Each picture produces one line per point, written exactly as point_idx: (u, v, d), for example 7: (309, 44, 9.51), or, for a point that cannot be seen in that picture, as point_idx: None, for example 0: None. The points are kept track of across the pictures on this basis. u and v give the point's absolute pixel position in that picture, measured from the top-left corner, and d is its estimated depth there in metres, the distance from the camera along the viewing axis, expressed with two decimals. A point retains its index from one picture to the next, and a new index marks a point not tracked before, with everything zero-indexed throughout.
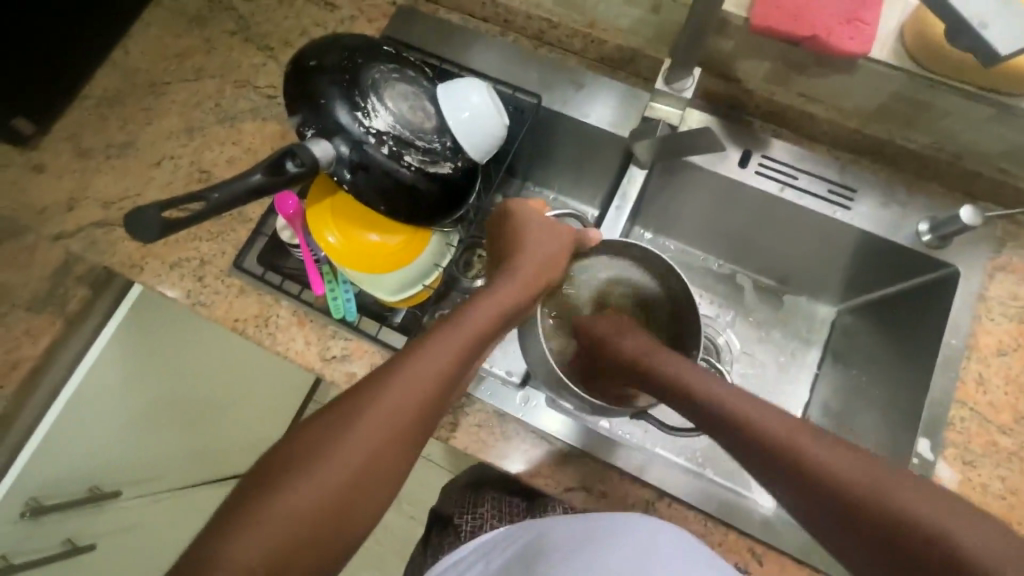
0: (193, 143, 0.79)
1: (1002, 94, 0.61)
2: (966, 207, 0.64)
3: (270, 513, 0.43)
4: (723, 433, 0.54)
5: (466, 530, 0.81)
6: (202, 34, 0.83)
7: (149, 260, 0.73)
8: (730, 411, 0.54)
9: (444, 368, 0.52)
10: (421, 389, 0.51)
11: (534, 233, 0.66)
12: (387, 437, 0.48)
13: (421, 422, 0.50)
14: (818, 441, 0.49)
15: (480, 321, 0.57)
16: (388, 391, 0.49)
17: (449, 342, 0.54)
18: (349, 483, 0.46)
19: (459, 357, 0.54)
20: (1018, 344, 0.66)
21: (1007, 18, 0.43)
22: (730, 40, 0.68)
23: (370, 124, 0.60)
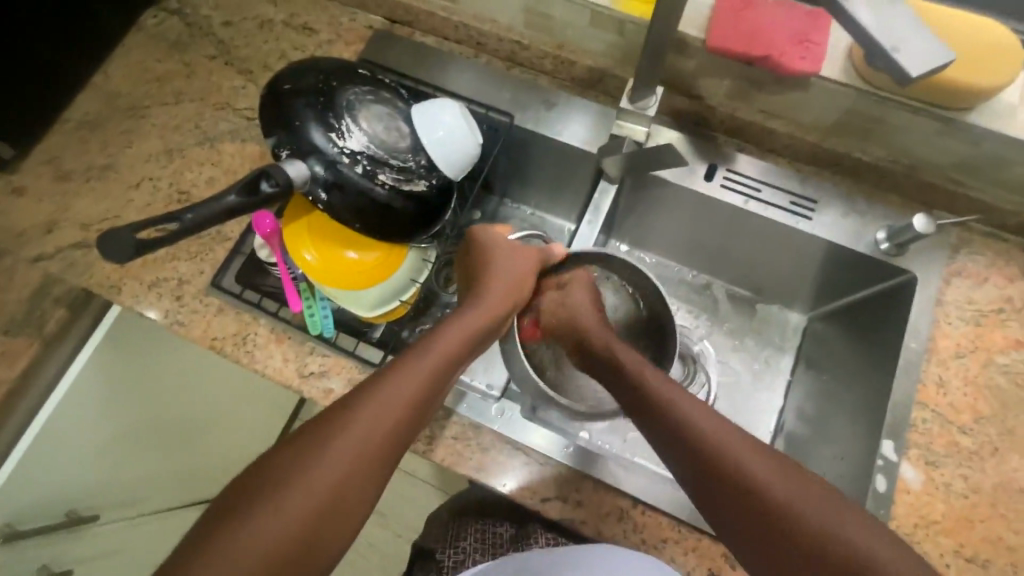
0: (172, 165, 0.80)
1: (944, 109, 0.65)
2: (919, 216, 0.67)
3: (235, 546, 0.44)
4: (672, 444, 0.54)
5: (449, 567, 0.78)
6: (182, 59, 0.85)
7: (127, 280, 0.74)
8: (681, 420, 0.54)
9: (413, 394, 0.53)
10: (391, 416, 0.52)
11: (500, 255, 0.68)
12: (355, 463, 0.49)
13: (391, 447, 0.51)
14: (754, 454, 0.52)
15: (450, 346, 0.58)
16: (359, 416, 0.51)
17: (418, 367, 0.55)
18: (314, 516, 0.47)
19: (431, 382, 0.55)
20: (975, 346, 0.68)
21: (919, 36, 0.41)
22: (691, 60, 0.71)
23: (344, 144, 0.62)
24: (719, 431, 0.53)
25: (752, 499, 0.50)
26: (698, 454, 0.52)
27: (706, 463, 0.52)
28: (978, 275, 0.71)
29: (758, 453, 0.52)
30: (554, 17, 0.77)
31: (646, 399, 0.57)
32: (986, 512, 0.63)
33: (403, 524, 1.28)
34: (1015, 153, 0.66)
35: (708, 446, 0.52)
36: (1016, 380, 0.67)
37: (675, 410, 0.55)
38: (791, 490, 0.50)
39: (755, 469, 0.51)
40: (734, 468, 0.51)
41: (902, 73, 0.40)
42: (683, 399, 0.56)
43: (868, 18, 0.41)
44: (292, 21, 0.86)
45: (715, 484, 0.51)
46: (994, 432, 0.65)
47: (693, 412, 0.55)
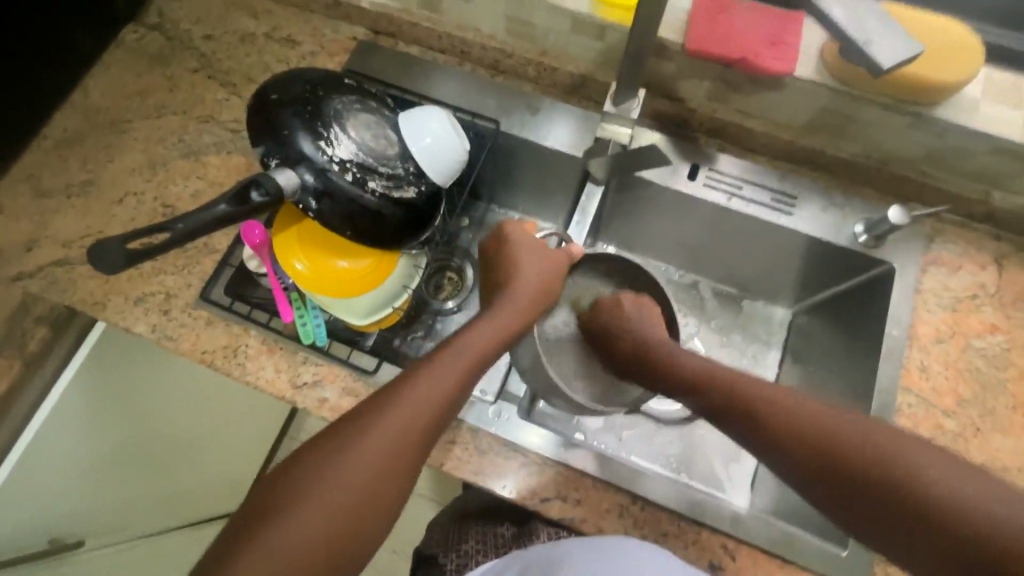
0: (156, 179, 0.79)
1: (913, 104, 0.68)
2: (895, 207, 0.70)
3: (269, 549, 0.43)
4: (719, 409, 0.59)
5: (452, 569, 0.78)
6: (164, 73, 0.85)
7: (112, 296, 0.72)
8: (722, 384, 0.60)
9: (443, 394, 0.53)
10: (420, 418, 0.51)
11: (525, 253, 0.67)
12: (384, 465, 0.49)
13: (418, 449, 0.51)
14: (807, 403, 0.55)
15: (480, 347, 0.58)
16: (388, 416, 0.50)
17: (450, 367, 0.55)
18: (342, 518, 0.46)
19: (460, 383, 0.54)
20: (953, 331, 0.71)
21: (886, 30, 0.43)
22: (670, 63, 0.73)
23: (333, 152, 0.62)
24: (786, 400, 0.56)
25: (815, 444, 0.52)
26: (742, 408, 0.57)
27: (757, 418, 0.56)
28: (953, 263, 0.74)
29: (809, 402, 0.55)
30: (536, 24, 0.79)
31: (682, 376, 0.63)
32: None
33: (399, 538, 1.26)
34: (981, 143, 0.69)
35: (773, 416, 0.55)
36: (993, 362, 0.69)
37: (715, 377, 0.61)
38: (850, 429, 0.51)
39: (808, 412, 0.54)
40: (785, 415, 0.55)
41: (874, 63, 0.42)
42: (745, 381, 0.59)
43: (838, 12, 0.43)
44: (275, 34, 0.87)
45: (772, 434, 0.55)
46: (976, 413, 0.68)
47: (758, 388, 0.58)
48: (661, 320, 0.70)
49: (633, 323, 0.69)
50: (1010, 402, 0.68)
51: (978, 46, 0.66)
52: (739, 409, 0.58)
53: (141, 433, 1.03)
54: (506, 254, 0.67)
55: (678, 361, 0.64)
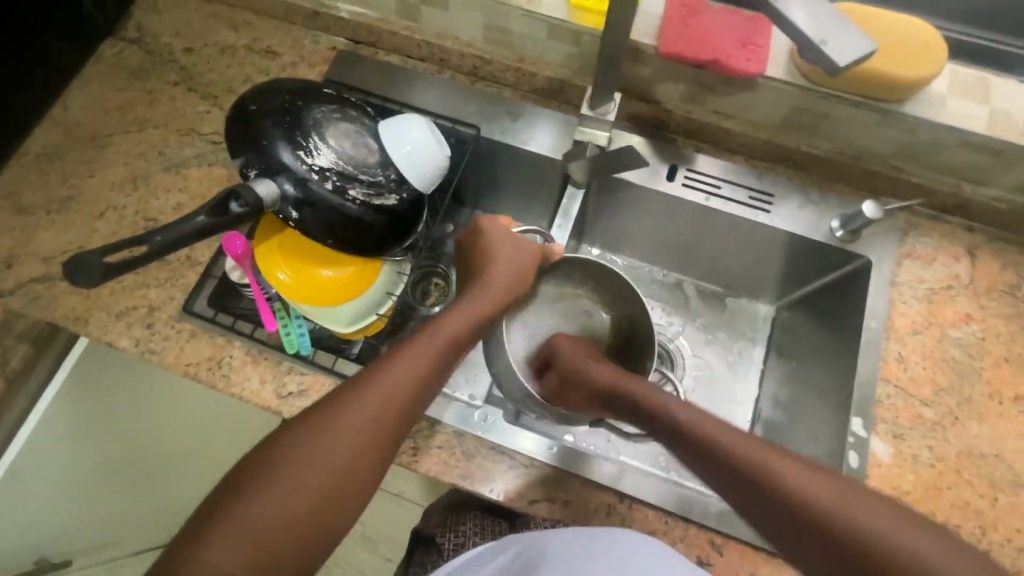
0: (137, 193, 0.79)
1: (882, 101, 0.70)
2: (868, 202, 0.71)
3: (247, 520, 0.46)
4: (695, 457, 0.56)
5: (449, 550, 0.78)
6: (144, 86, 0.85)
7: (95, 311, 0.72)
8: (699, 432, 0.56)
9: (417, 374, 0.55)
10: (395, 398, 0.53)
11: (502, 245, 0.68)
12: (361, 445, 0.51)
13: (394, 429, 0.53)
14: (788, 463, 0.52)
15: (452, 330, 0.60)
16: (363, 396, 0.53)
17: (424, 350, 0.57)
18: (317, 494, 0.49)
19: (433, 365, 0.57)
20: (929, 322, 0.72)
21: (841, 29, 0.44)
22: (645, 67, 0.74)
23: (313, 161, 0.62)
24: (822, 495, 0.50)
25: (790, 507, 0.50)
26: (719, 459, 0.54)
27: (733, 472, 0.53)
28: (927, 256, 0.75)
29: (788, 459, 0.52)
30: (512, 31, 0.80)
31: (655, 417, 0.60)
32: (953, 479, 0.66)
33: (392, 546, 1.26)
34: (949, 138, 0.70)
35: (806, 512, 0.49)
36: (969, 351, 0.71)
37: (690, 423, 0.57)
38: (825, 493, 0.50)
39: (784, 472, 0.51)
40: (762, 472, 0.52)
41: (831, 64, 0.43)
42: (780, 464, 0.52)
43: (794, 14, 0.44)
44: (255, 45, 0.87)
45: (747, 488, 0.52)
46: (954, 402, 0.69)
47: (794, 478, 0.51)
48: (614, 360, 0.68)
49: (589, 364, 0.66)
50: (986, 390, 0.69)
51: (942, 43, 0.67)
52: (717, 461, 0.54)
53: (127, 455, 1.02)
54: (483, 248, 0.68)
55: (687, 426, 0.57)
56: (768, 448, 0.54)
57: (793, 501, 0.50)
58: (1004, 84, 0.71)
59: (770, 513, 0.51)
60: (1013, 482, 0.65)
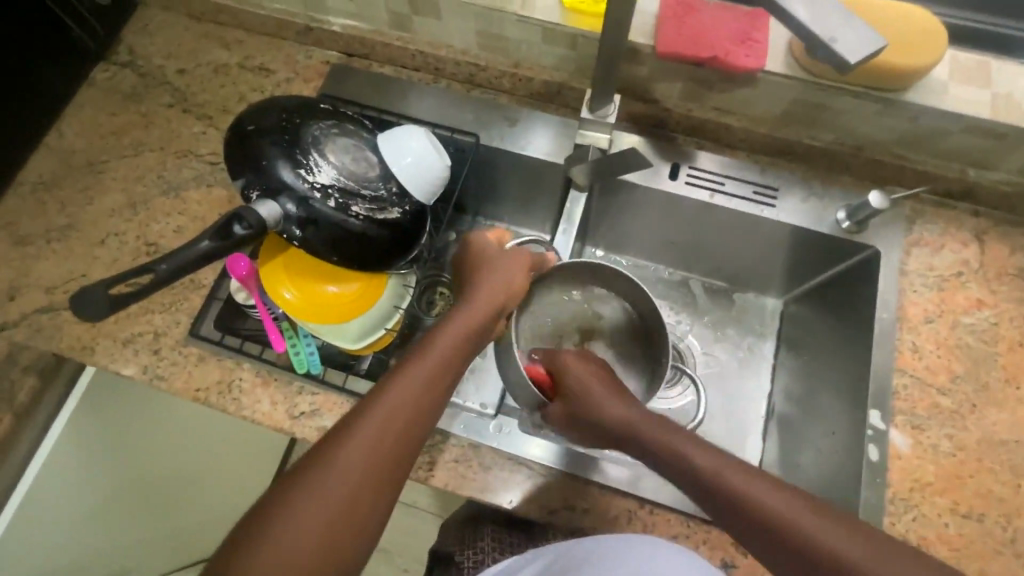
0: (137, 218, 0.78)
1: (883, 90, 0.69)
2: (874, 192, 0.71)
3: (269, 549, 0.45)
4: (711, 502, 0.53)
5: (469, 567, 0.79)
6: (139, 110, 0.84)
7: (101, 339, 0.71)
8: (718, 476, 0.53)
9: (426, 382, 0.55)
10: (407, 408, 0.53)
11: (491, 261, 0.67)
12: (377, 460, 0.50)
13: (409, 439, 0.52)
14: (812, 514, 0.49)
15: (456, 336, 0.59)
16: (377, 406, 0.52)
17: (430, 359, 0.56)
18: (338, 515, 0.47)
19: (440, 372, 0.56)
20: (941, 310, 0.72)
21: (851, 24, 0.43)
22: (642, 66, 0.74)
23: (314, 179, 0.62)
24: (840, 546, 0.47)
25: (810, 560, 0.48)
26: (737, 506, 0.51)
27: (749, 518, 0.51)
28: (935, 243, 0.75)
29: (811, 510, 0.50)
30: (507, 37, 0.79)
31: (668, 457, 0.56)
32: (975, 467, 0.65)
33: (408, 558, 1.25)
34: (952, 124, 0.70)
35: (813, 556, 0.48)
36: (983, 337, 0.70)
37: (706, 467, 0.54)
38: (847, 548, 0.47)
39: (806, 524, 0.49)
40: (782, 521, 0.49)
41: (840, 61, 0.42)
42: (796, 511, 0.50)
43: (801, 12, 0.42)
44: (248, 63, 0.87)
45: (764, 535, 0.50)
46: (971, 390, 0.68)
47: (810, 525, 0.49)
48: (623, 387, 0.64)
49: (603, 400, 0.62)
50: (1002, 375, 0.69)
51: (942, 30, 0.67)
52: (734, 507, 0.52)
53: (132, 485, 0.99)
54: (476, 260, 0.67)
55: (697, 462, 0.55)
56: (791, 496, 0.51)
57: (815, 554, 0.48)
58: (1004, 66, 0.70)
59: (776, 551, 0.50)
60: None
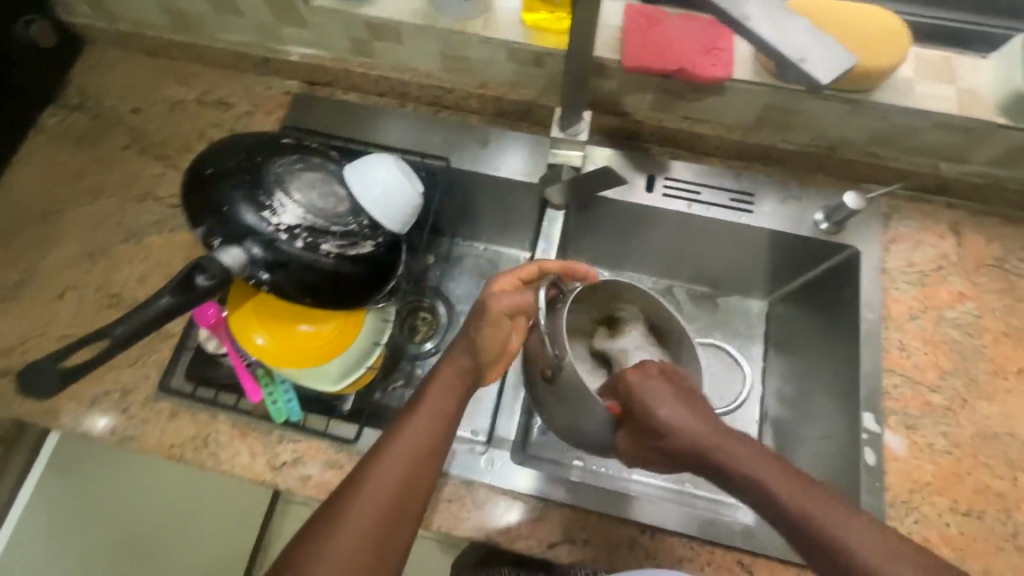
0: (97, 269, 0.75)
1: (850, 92, 0.69)
2: (851, 193, 0.70)
3: None
4: (790, 532, 0.50)
5: None
6: (93, 154, 0.81)
7: (64, 401, 0.68)
8: (797, 507, 0.49)
9: (435, 417, 0.57)
10: (417, 444, 0.55)
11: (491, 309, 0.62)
12: (392, 497, 0.51)
13: (421, 474, 0.54)
14: (883, 546, 0.47)
15: (467, 371, 0.61)
16: (388, 458, 0.53)
17: (441, 395, 0.58)
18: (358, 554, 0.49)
19: (451, 408, 0.58)
20: (925, 306, 0.72)
21: (814, 39, 0.40)
22: (611, 80, 0.73)
23: (279, 220, 0.59)
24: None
25: None
26: (816, 540, 0.48)
27: (827, 551, 0.48)
28: (913, 238, 0.75)
29: (883, 543, 0.47)
30: (471, 58, 0.77)
31: (747, 484, 0.52)
32: (971, 463, 0.65)
33: None
34: (921, 121, 0.70)
35: None
36: (968, 331, 0.70)
37: (785, 497, 0.50)
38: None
39: (879, 559, 0.47)
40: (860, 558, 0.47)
41: (812, 80, 0.39)
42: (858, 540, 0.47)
43: (756, 31, 0.40)
44: (206, 98, 0.84)
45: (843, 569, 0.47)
46: (960, 384, 0.68)
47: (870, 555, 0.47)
48: (701, 408, 0.55)
49: (680, 426, 0.54)
50: (990, 367, 0.69)
51: (904, 29, 0.67)
52: (813, 538, 0.48)
53: (119, 549, 0.94)
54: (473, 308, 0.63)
55: (765, 485, 0.51)
56: (865, 527, 0.48)
57: None
58: (965, 61, 0.71)
59: None
60: None
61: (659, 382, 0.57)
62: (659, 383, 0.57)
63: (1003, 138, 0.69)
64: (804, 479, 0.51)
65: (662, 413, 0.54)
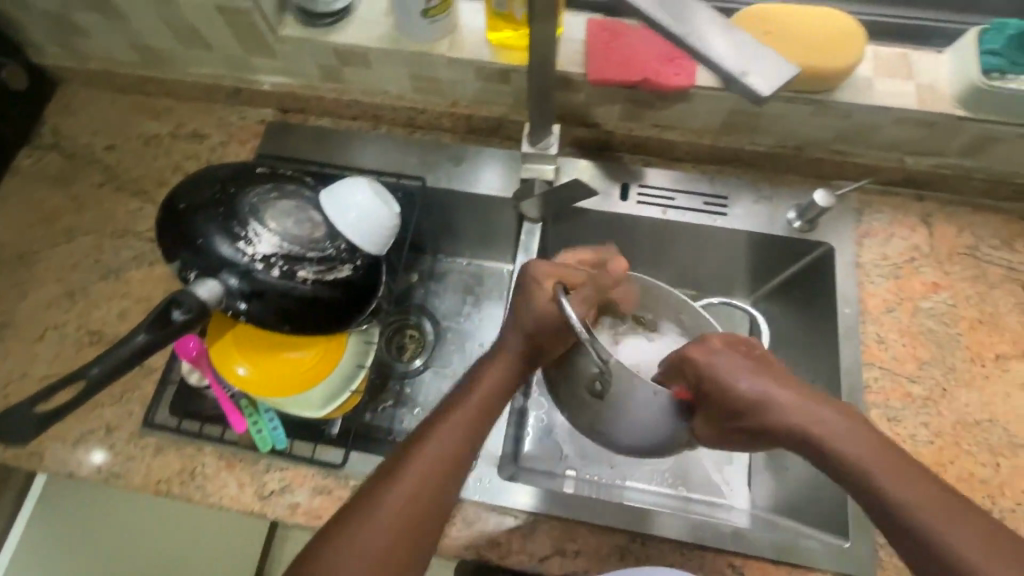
0: (76, 307, 0.75)
1: (812, 93, 0.70)
2: (819, 192, 0.72)
3: None
4: (874, 506, 0.50)
5: None
6: (68, 193, 0.81)
7: (48, 442, 0.67)
8: (882, 482, 0.49)
9: (452, 444, 0.55)
10: (428, 468, 0.53)
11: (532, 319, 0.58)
12: (400, 521, 0.51)
13: (430, 501, 0.52)
14: (957, 527, 0.47)
15: (486, 396, 0.58)
16: (400, 482, 0.52)
17: (457, 423, 0.56)
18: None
19: (469, 435, 0.56)
20: (900, 298, 0.73)
21: (754, 51, 0.41)
22: (578, 93, 0.74)
23: (255, 250, 0.59)
24: (978, 556, 0.45)
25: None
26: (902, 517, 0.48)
27: (910, 528, 0.48)
28: (885, 232, 0.76)
29: (958, 522, 0.47)
30: (440, 79, 0.78)
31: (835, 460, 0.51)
32: (953, 452, 0.65)
33: None
34: (883, 118, 0.71)
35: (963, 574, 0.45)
36: (943, 320, 0.71)
37: (874, 473, 0.49)
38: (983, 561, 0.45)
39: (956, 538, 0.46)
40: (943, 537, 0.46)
41: (753, 92, 0.40)
42: (931, 513, 0.47)
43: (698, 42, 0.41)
44: (180, 131, 0.84)
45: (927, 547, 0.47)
46: (939, 374, 0.69)
47: (943, 530, 0.47)
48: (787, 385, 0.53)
49: (766, 405, 0.52)
50: (967, 355, 0.70)
51: (859, 29, 0.68)
52: (900, 512, 0.48)
53: None
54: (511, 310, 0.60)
55: (855, 460, 0.50)
56: (941, 508, 0.48)
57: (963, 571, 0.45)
58: (923, 56, 0.72)
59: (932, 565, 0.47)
60: (1012, 444, 0.66)
61: (737, 359, 0.54)
62: (737, 361, 0.54)
63: (965, 131, 0.71)
64: (890, 455, 0.50)
65: (747, 392, 0.52)
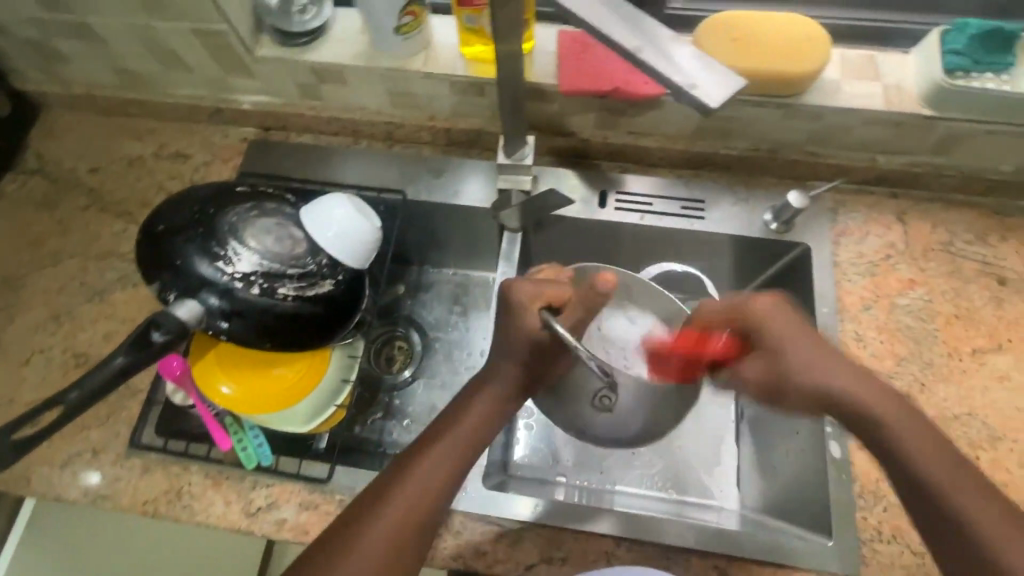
0: (61, 330, 0.75)
1: (781, 98, 0.71)
2: (793, 193, 0.73)
3: None
4: (897, 467, 0.54)
5: None
6: (53, 216, 0.82)
7: (35, 467, 0.68)
8: (907, 443, 0.54)
9: (450, 454, 0.57)
10: (425, 478, 0.55)
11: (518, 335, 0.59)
12: (396, 528, 0.52)
13: (425, 510, 0.54)
14: (967, 493, 0.51)
15: (483, 413, 0.59)
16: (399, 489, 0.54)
17: (455, 435, 0.58)
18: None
19: (465, 446, 0.58)
20: (877, 295, 0.73)
21: (704, 63, 0.42)
22: (552, 104, 0.75)
23: (234, 269, 0.60)
24: (985, 519, 0.49)
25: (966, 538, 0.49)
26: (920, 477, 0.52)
27: (923, 488, 0.52)
28: (860, 231, 0.77)
29: (968, 488, 0.51)
30: (416, 93, 0.79)
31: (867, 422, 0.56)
32: None
33: None
34: (853, 119, 0.72)
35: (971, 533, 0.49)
36: (920, 316, 0.72)
37: (903, 436, 0.54)
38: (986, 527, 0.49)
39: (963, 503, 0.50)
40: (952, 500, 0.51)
41: (701, 104, 0.41)
42: (950, 480, 0.51)
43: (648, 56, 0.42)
44: (162, 152, 0.85)
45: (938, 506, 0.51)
46: (917, 369, 0.70)
47: (956, 493, 0.51)
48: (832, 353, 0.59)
49: (818, 364, 0.58)
50: (944, 350, 0.70)
51: (824, 34, 0.69)
52: (918, 471, 0.53)
53: None
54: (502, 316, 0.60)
55: (887, 421, 0.55)
56: (954, 475, 0.52)
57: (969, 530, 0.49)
58: (889, 58, 0.74)
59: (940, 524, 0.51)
60: (990, 437, 0.66)
61: (796, 325, 0.61)
62: (792, 330, 0.60)
63: (933, 129, 0.72)
64: (918, 422, 0.55)
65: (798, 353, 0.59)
